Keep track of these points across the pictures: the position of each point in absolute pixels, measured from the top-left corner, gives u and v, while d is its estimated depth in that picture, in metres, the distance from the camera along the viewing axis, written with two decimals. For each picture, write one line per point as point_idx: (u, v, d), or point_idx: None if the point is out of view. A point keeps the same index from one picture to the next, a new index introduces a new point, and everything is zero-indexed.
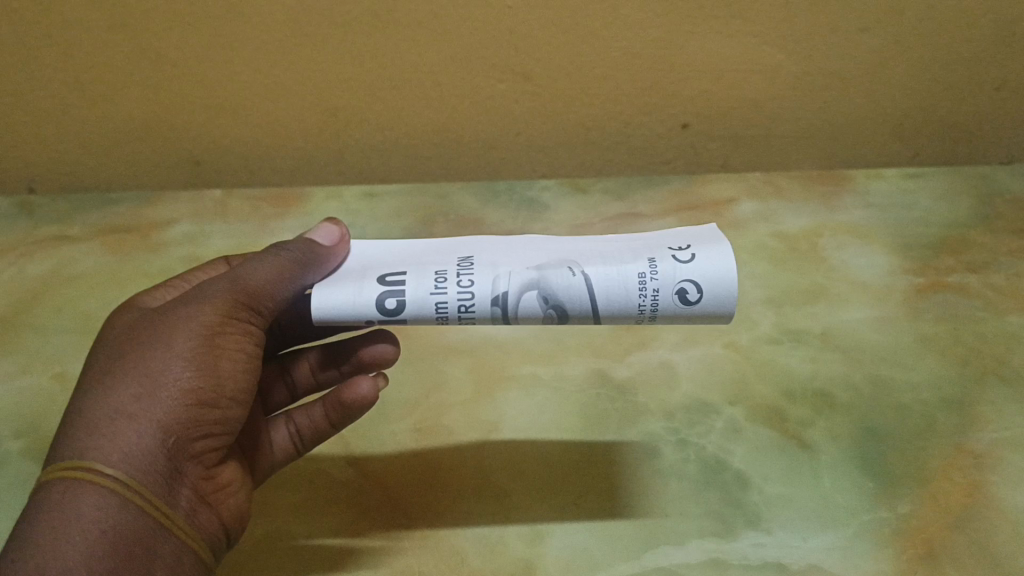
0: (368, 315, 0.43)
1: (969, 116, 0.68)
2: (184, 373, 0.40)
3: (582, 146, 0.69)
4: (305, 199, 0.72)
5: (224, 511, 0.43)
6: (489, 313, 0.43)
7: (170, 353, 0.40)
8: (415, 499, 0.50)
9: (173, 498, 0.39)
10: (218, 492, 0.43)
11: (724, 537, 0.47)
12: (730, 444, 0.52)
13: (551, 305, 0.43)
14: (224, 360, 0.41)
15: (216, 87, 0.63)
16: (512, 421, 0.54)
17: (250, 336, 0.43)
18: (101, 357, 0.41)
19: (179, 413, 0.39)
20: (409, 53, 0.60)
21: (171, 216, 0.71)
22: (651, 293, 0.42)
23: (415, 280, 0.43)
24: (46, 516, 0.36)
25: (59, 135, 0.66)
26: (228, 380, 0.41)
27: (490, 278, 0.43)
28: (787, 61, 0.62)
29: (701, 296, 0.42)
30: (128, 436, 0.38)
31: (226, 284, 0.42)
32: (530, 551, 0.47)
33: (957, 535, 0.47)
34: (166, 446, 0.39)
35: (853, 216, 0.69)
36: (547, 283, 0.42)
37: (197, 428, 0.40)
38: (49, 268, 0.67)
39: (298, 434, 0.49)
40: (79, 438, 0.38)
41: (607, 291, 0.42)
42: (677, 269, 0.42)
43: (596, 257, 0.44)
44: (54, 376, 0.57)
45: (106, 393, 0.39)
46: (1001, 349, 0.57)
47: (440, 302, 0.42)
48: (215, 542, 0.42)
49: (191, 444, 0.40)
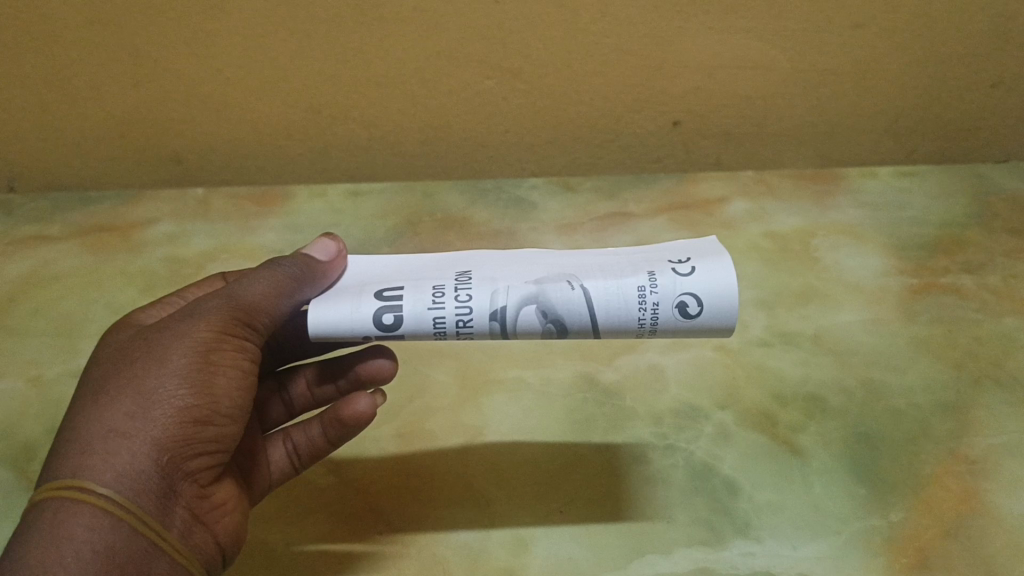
0: (365, 331, 0.42)
1: (966, 115, 0.67)
2: (179, 391, 0.38)
3: (571, 144, 0.68)
4: (289, 198, 0.71)
5: (220, 530, 0.42)
6: (488, 328, 0.42)
7: (165, 370, 0.39)
8: (397, 506, 0.49)
9: (168, 519, 0.38)
10: (214, 510, 0.41)
11: (713, 545, 0.46)
12: (720, 450, 0.51)
13: (550, 319, 0.41)
14: (220, 377, 0.40)
15: (200, 84, 0.62)
16: (502, 427, 0.53)
17: (247, 352, 0.42)
18: (95, 375, 0.40)
19: (173, 432, 0.38)
20: (395, 50, 0.59)
21: (153, 215, 0.69)
22: (651, 306, 0.41)
23: (413, 295, 0.42)
24: (37, 539, 0.35)
25: (39, 134, 0.65)
26: (224, 397, 0.40)
27: (489, 293, 0.42)
28: (781, 57, 0.61)
29: (701, 309, 0.41)
30: (122, 456, 0.37)
31: (222, 299, 0.41)
32: (514, 560, 0.45)
33: (951, 543, 0.46)
34: (159, 465, 0.37)
35: (845, 216, 0.68)
36: (546, 296, 0.41)
37: (192, 447, 0.39)
38: (28, 269, 0.65)
39: (295, 452, 0.48)
40: (72, 457, 0.36)
41: (606, 306, 0.41)
42: (677, 282, 0.41)
43: (596, 270, 0.42)
44: (30, 379, 0.56)
45: (100, 412, 0.38)
46: (997, 351, 0.56)
47: (438, 317, 0.41)
48: (210, 561, 0.41)
49: (186, 462, 0.39)
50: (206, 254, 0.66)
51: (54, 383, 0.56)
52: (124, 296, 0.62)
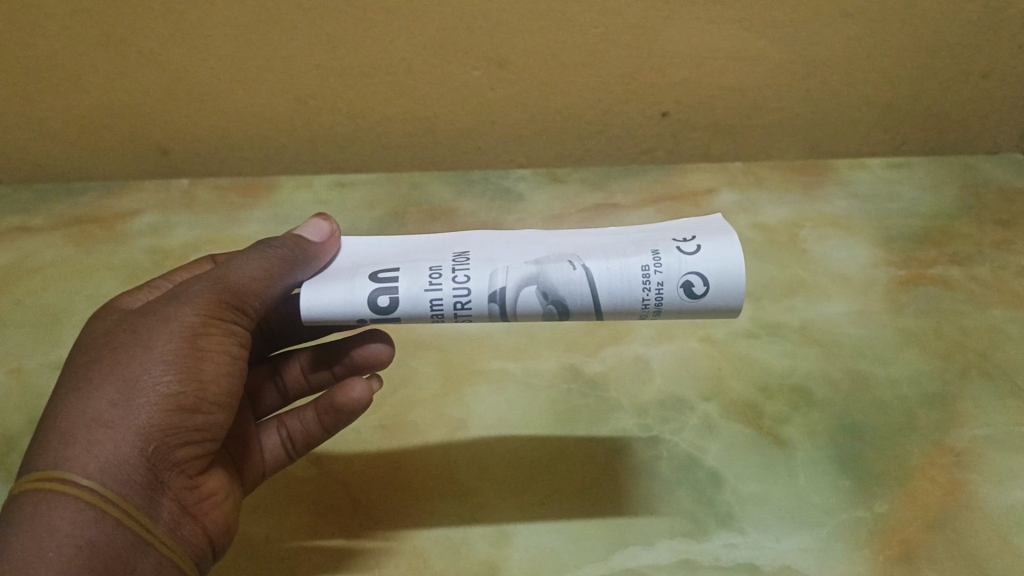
0: (359, 314, 0.41)
1: (955, 106, 0.67)
2: (163, 377, 0.38)
3: (558, 134, 0.67)
4: (274, 189, 0.70)
5: (209, 522, 0.41)
6: (487, 310, 0.41)
7: (150, 357, 0.38)
8: (376, 498, 0.48)
9: (153, 510, 0.38)
10: (203, 502, 0.41)
11: (696, 537, 0.45)
12: (704, 442, 0.50)
13: (551, 301, 0.41)
14: (207, 363, 0.39)
15: (185, 75, 0.61)
16: (483, 419, 0.52)
17: (235, 337, 0.41)
18: (80, 360, 0.39)
19: (158, 420, 0.37)
20: (380, 39, 0.59)
21: (137, 206, 0.69)
22: (655, 286, 0.40)
23: (408, 277, 0.41)
24: (19, 530, 0.34)
25: (21, 125, 0.65)
26: (212, 384, 0.39)
27: (487, 274, 0.41)
28: (768, 48, 0.61)
29: (707, 289, 0.40)
30: (106, 445, 0.36)
31: (209, 283, 0.41)
32: (496, 552, 0.45)
33: (935, 535, 0.45)
34: (145, 454, 0.37)
35: (835, 207, 0.67)
36: (547, 277, 0.41)
37: (178, 436, 0.38)
38: (10, 259, 0.64)
39: (290, 439, 0.47)
40: (54, 446, 0.36)
41: (609, 286, 0.41)
42: (682, 261, 0.40)
43: (598, 250, 0.42)
44: (11, 370, 0.55)
45: (83, 399, 0.37)
46: (985, 342, 0.56)
47: (435, 299, 0.41)
48: (199, 555, 0.41)
49: (172, 451, 0.38)
50: (189, 245, 0.65)
51: (33, 373, 0.55)
52: (106, 287, 0.61)
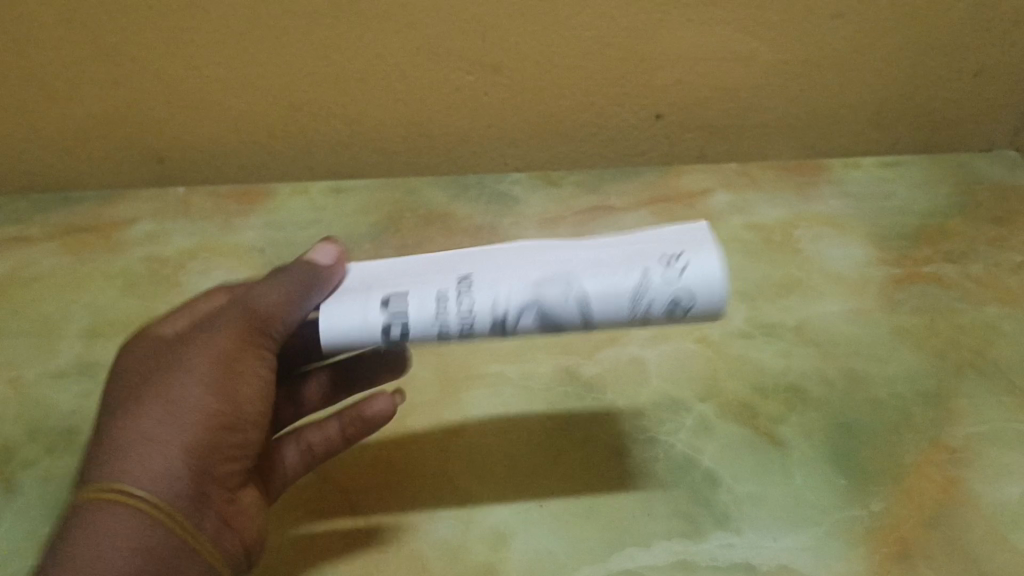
0: (375, 341, 0.42)
1: (948, 104, 0.67)
2: (204, 398, 0.42)
3: (553, 138, 0.67)
4: (270, 196, 0.69)
5: (243, 533, 0.44)
6: (489, 333, 0.41)
7: (191, 379, 0.42)
8: (374, 502, 0.48)
9: (198, 523, 0.41)
10: (237, 514, 0.44)
11: (693, 538, 0.46)
12: (700, 442, 0.51)
13: (549, 323, 0.41)
14: (242, 383, 0.44)
15: (180, 84, 0.62)
16: (480, 423, 0.52)
17: (266, 360, 0.45)
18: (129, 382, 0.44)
19: (201, 436, 0.41)
20: (373, 46, 0.59)
21: (133, 214, 0.68)
22: (645, 305, 0.40)
23: (416, 304, 0.41)
24: (87, 536, 0.39)
25: (17, 134, 0.65)
26: (247, 403, 0.43)
27: (489, 300, 0.41)
28: (762, 49, 0.61)
29: (691, 304, 0.39)
30: (158, 459, 0.40)
31: (241, 312, 0.45)
32: (494, 554, 0.45)
33: (931, 533, 0.46)
34: (191, 467, 0.41)
35: (829, 206, 0.67)
36: (546, 301, 0.40)
37: (219, 452, 0.42)
38: (7, 269, 0.64)
39: (309, 451, 0.48)
40: (109, 466, 0.40)
41: (603, 308, 0.40)
42: (670, 280, 0.39)
43: (593, 269, 0.41)
44: (10, 378, 0.55)
45: (133, 418, 0.42)
46: (980, 340, 0.56)
47: (441, 328, 0.41)
48: (237, 563, 0.44)
49: (212, 469, 0.42)
50: (188, 252, 0.65)
51: (33, 382, 0.55)
52: (106, 297, 0.61)
